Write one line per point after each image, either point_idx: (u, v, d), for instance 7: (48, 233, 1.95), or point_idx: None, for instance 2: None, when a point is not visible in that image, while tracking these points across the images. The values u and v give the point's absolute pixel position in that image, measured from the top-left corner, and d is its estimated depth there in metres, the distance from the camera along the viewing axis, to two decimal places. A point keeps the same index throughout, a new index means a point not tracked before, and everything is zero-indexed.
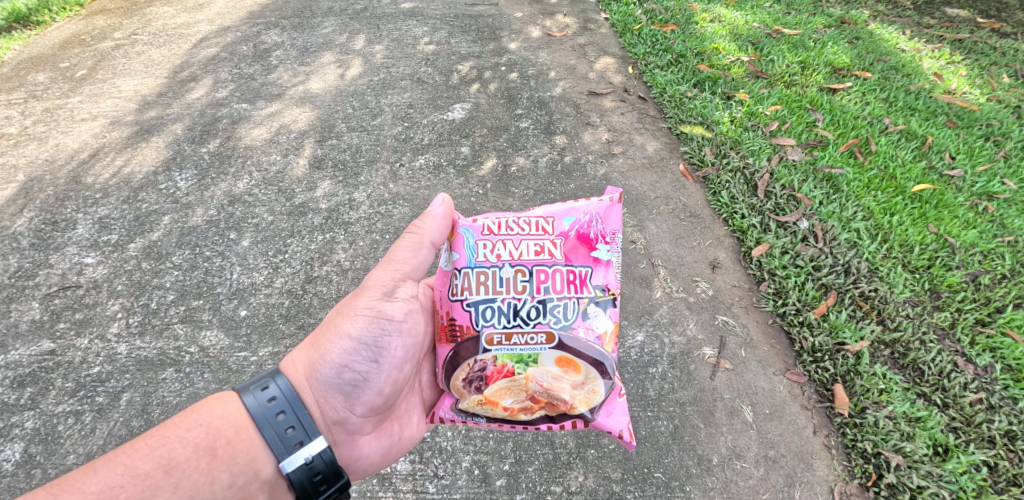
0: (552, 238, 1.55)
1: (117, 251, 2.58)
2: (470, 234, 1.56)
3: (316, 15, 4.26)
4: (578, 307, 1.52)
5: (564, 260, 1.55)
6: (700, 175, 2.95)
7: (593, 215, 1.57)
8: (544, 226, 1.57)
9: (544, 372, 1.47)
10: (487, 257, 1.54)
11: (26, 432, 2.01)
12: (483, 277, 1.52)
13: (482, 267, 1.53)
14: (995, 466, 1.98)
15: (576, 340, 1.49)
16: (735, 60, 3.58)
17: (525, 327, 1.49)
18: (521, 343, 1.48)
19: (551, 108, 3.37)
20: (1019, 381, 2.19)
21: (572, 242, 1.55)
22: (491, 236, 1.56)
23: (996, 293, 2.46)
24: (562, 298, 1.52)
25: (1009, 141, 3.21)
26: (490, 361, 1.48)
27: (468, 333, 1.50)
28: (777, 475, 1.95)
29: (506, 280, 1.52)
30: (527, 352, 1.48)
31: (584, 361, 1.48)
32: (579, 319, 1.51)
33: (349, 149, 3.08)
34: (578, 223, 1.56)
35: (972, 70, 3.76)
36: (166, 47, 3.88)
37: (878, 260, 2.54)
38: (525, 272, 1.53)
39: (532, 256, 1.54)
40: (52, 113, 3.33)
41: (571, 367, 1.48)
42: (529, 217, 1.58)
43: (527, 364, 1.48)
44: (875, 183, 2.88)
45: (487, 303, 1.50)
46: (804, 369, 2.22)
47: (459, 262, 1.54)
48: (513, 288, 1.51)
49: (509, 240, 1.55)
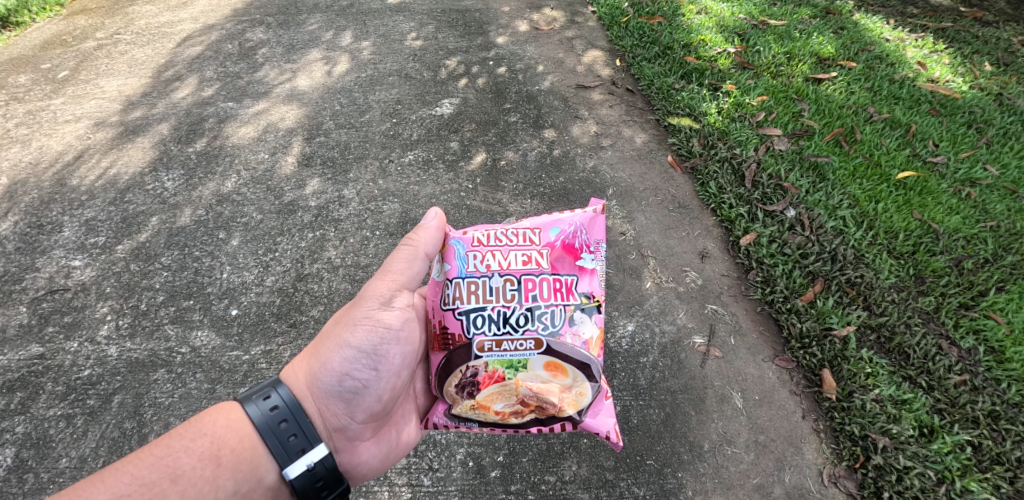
0: (539, 248, 1.57)
1: (104, 253, 2.56)
2: (461, 246, 1.58)
3: (301, 11, 4.24)
4: (566, 313, 1.53)
5: (551, 268, 1.56)
6: (688, 166, 2.98)
7: (577, 225, 1.59)
8: (531, 237, 1.59)
9: (534, 376, 1.47)
10: (477, 267, 1.55)
11: (17, 437, 2.00)
12: (473, 286, 1.53)
13: (472, 277, 1.54)
14: (979, 446, 2.02)
15: (563, 345, 1.50)
16: (721, 51, 3.61)
17: (515, 334, 1.50)
18: (511, 349, 1.49)
19: (539, 102, 3.38)
20: (1001, 363, 2.24)
21: (558, 251, 1.57)
22: (480, 247, 1.57)
23: (979, 277, 2.50)
24: (550, 305, 1.53)
25: (991, 128, 3.26)
26: (481, 366, 1.49)
27: (462, 341, 1.51)
28: (766, 459, 1.98)
29: (496, 288, 1.53)
30: (517, 357, 1.49)
31: (572, 364, 1.49)
32: (566, 325, 1.52)
33: (337, 146, 3.07)
34: (563, 234, 1.58)
35: (954, 58, 3.81)
36: (149, 47, 3.84)
37: (864, 248, 2.58)
38: (513, 280, 1.54)
39: (520, 265, 1.56)
40: (35, 115, 3.29)
41: (558, 371, 1.48)
42: (516, 229, 1.61)
43: (517, 369, 1.48)
44: (861, 171, 2.92)
45: (478, 312, 1.51)
46: (793, 355, 2.26)
47: (450, 272, 1.55)
48: (503, 296, 1.52)
49: (498, 251, 1.57)
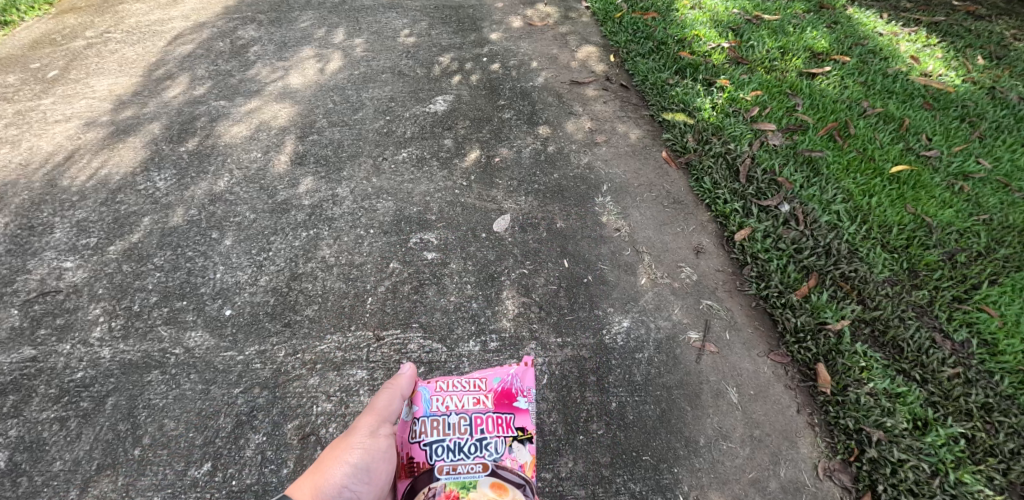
0: (485, 390, 1.61)
1: (96, 254, 2.54)
2: (426, 390, 1.61)
3: (293, 8, 4.21)
4: (506, 442, 1.52)
5: (495, 407, 1.58)
6: (683, 161, 2.98)
7: (514, 372, 1.65)
8: (478, 381, 1.64)
9: (481, 496, 1.41)
10: (437, 407, 1.58)
11: (10, 440, 1.99)
12: (435, 422, 1.55)
13: (434, 415, 1.56)
14: (973, 438, 2.03)
15: (505, 469, 1.47)
16: (716, 46, 3.60)
17: (466, 458, 1.48)
18: (464, 471, 1.46)
19: (533, 98, 3.37)
20: (994, 355, 2.25)
21: (498, 392, 1.61)
22: (441, 389, 1.62)
23: (972, 270, 2.51)
24: (494, 436, 1.53)
25: (984, 121, 3.27)
26: (439, 487, 1.42)
27: (425, 467, 1.47)
28: (762, 454, 1.99)
29: (452, 423, 1.54)
30: (468, 478, 1.44)
31: (512, 483, 1.44)
32: (506, 453, 1.51)
33: (330, 144, 3.05)
34: (503, 379, 1.63)
35: (947, 52, 3.82)
36: (140, 45, 3.80)
37: (857, 242, 2.59)
38: (466, 417, 1.56)
39: (471, 405, 1.59)
40: (25, 115, 3.26)
41: (507, 491, 1.42)
42: (468, 376, 1.66)
43: (468, 488, 1.42)
44: (855, 165, 2.93)
45: (438, 442, 1.51)
46: (787, 350, 2.26)
47: (416, 412, 1.57)
48: (458, 429, 1.53)
49: (452, 393, 1.61)
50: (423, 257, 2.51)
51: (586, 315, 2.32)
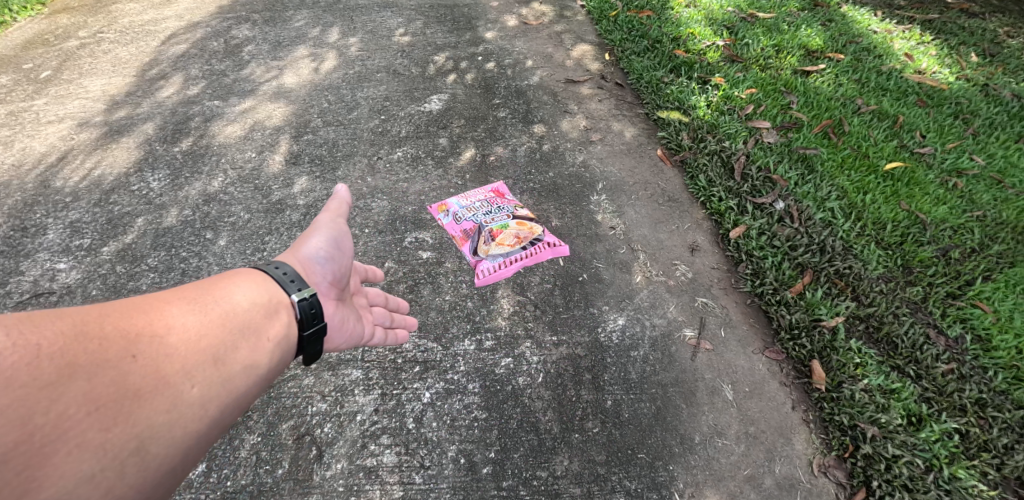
0: (487, 191, 2.77)
1: (90, 255, 2.53)
2: (451, 201, 2.72)
3: (287, 8, 4.20)
4: (513, 205, 2.70)
5: (497, 191, 2.78)
6: (678, 159, 2.98)
7: (496, 186, 2.81)
8: (480, 190, 2.78)
9: (514, 227, 2.57)
10: (464, 205, 2.69)
11: None
12: (468, 210, 2.67)
13: (466, 207, 2.69)
14: (967, 433, 2.04)
15: (521, 213, 2.65)
16: (710, 44, 3.61)
17: (497, 214, 2.65)
18: (497, 220, 2.61)
19: (528, 97, 3.37)
20: (988, 351, 2.26)
21: (495, 190, 2.78)
22: (462, 196, 2.74)
23: (966, 267, 2.52)
24: (503, 205, 2.70)
25: (977, 118, 3.28)
26: (488, 231, 2.55)
27: (475, 228, 2.58)
28: (757, 450, 1.99)
29: (478, 207, 2.68)
30: (502, 223, 2.59)
31: (527, 219, 2.61)
32: (515, 208, 2.68)
33: (325, 144, 3.04)
34: (492, 186, 2.80)
35: (941, 50, 3.83)
36: (134, 45, 3.79)
37: (852, 239, 2.59)
38: (482, 202, 2.71)
39: (481, 197, 2.73)
40: (17, 116, 3.24)
41: (526, 222, 2.60)
42: (470, 192, 2.76)
43: (506, 226, 2.58)
44: (849, 162, 2.94)
45: (475, 216, 2.64)
46: (782, 347, 2.27)
47: (455, 212, 2.67)
48: (482, 207, 2.67)
49: (468, 198, 2.73)
50: (418, 256, 2.51)
51: (581, 313, 2.32)
